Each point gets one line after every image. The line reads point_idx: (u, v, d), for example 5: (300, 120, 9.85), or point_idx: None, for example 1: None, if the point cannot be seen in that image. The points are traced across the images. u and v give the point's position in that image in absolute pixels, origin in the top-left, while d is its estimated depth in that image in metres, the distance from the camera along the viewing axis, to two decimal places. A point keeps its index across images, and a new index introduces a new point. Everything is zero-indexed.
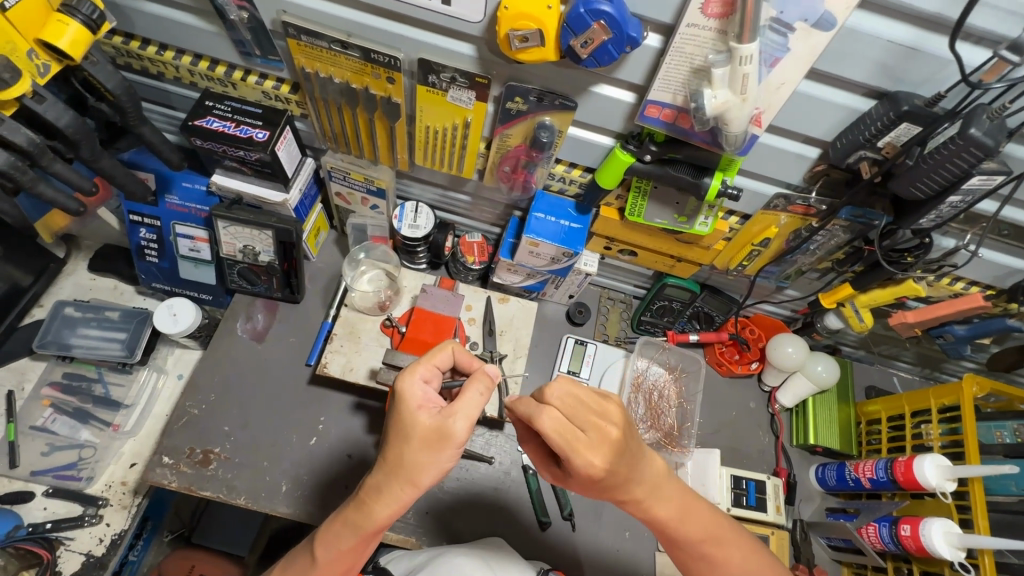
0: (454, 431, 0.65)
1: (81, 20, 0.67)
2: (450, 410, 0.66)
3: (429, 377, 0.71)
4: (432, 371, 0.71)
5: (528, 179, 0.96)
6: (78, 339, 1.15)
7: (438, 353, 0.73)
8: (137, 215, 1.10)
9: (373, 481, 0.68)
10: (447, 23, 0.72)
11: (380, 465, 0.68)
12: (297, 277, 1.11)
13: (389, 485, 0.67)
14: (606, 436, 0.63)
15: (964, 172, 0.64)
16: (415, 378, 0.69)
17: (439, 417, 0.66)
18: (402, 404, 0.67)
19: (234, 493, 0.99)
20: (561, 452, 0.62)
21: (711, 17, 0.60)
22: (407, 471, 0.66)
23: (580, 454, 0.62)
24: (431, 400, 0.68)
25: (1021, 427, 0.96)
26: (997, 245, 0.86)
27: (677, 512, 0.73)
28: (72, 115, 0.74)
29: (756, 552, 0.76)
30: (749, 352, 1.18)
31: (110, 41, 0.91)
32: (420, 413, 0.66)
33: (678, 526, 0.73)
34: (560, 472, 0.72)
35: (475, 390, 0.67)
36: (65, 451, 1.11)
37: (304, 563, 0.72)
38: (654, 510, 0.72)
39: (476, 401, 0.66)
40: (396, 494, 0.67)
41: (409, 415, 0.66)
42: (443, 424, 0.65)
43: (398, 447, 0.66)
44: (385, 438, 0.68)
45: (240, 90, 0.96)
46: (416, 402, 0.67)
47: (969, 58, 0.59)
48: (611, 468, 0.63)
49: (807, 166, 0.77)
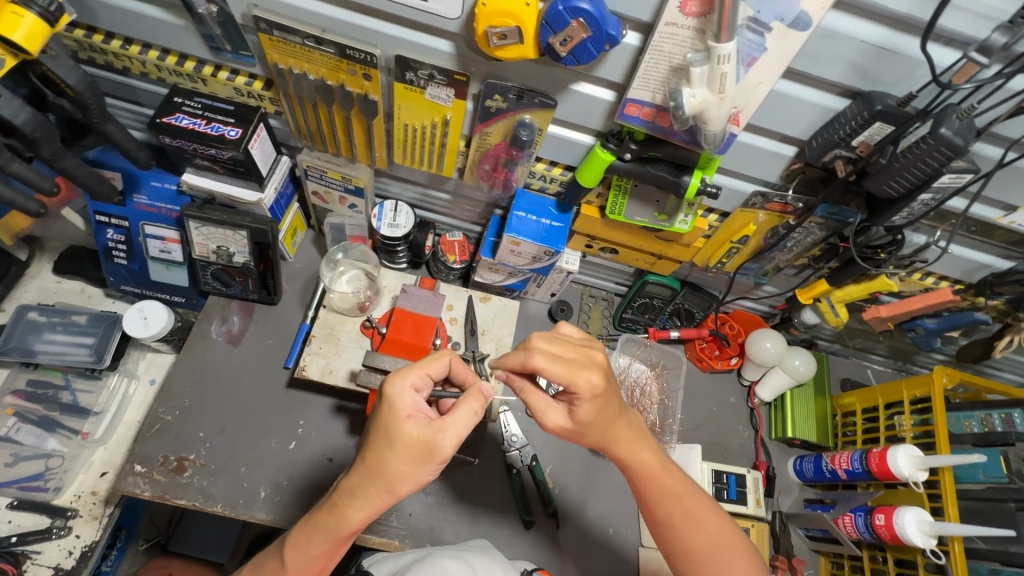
0: (441, 447, 0.64)
1: (37, 12, 0.64)
2: (441, 424, 0.65)
3: (420, 385, 0.69)
4: (423, 379, 0.70)
5: (509, 177, 0.95)
6: (43, 345, 1.11)
7: (434, 361, 0.71)
8: (103, 215, 1.06)
9: (349, 484, 0.67)
10: (424, 19, 0.71)
11: (357, 469, 0.66)
12: (274, 278, 1.09)
13: (364, 490, 0.66)
14: (593, 360, 0.72)
15: (935, 171, 0.65)
16: (407, 386, 0.67)
17: (427, 430, 0.64)
18: (390, 410, 0.65)
19: (211, 501, 0.97)
20: (562, 379, 0.70)
21: (689, 15, 0.60)
22: (385, 478, 0.64)
23: (580, 376, 0.70)
24: (421, 410, 0.67)
25: (989, 416, 0.99)
26: (966, 241, 0.88)
27: (659, 461, 0.78)
28: (30, 112, 0.71)
29: (729, 527, 0.77)
30: (728, 347, 1.20)
31: (71, 34, 0.87)
32: (409, 422, 0.65)
33: (660, 478, 0.77)
34: (549, 416, 0.76)
35: (468, 407, 0.67)
36: (31, 461, 1.07)
37: (274, 566, 0.71)
38: (637, 458, 0.77)
39: (467, 420, 0.67)
40: (371, 498, 0.66)
41: (397, 422, 0.65)
42: (433, 437, 0.64)
43: (382, 453, 0.65)
44: (369, 439, 0.66)
45: (210, 86, 0.93)
46: (405, 411, 0.65)
47: (940, 58, 0.60)
48: (600, 398, 0.71)
49: (783, 164, 0.78)
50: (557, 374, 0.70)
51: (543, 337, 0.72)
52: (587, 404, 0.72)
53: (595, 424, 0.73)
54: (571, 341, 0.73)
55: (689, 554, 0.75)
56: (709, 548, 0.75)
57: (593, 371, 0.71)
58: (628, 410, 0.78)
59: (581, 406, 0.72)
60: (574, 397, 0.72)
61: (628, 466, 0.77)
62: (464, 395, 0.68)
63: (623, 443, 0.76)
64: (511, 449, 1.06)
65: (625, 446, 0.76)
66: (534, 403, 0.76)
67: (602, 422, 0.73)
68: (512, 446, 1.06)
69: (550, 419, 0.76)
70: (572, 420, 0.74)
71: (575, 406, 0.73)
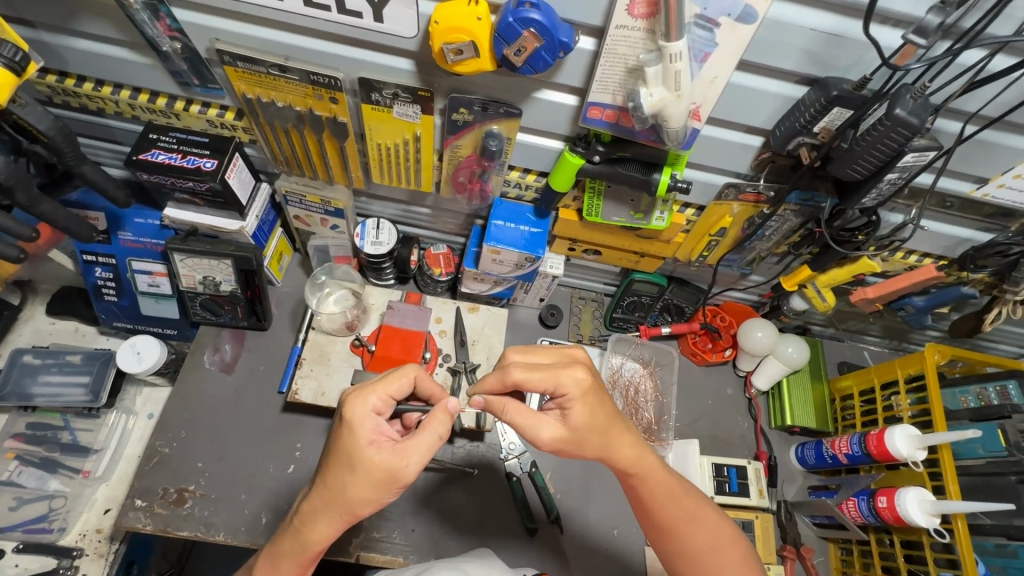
0: (406, 471, 0.64)
1: (3, 63, 0.66)
2: (404, 451, 0.64)
3: (382, 408, 0.68)
4: (385, 401, 0.68)
5: (484, 187, 0.96)
6: (39, 387, 1.12)
7: (396, 379, 0.69)
8: (90, 255, 1.07)
9: (309, 505, 0.67)
10: (382, 39, 0.72)
11: (318, 492, 0.66)
12: (262, 304, 1.10)
13: (325, 511, 0.65)
14: (573, 356, 0.77)
15: (897, 151, 0.66)
16: (368, 410, 0.66)
17: (390, 458, 0.64)
18: (353, 436, 0.64)
19: (213, 530, 0.97)
20: (546, 381, 0.71)
21: (639, 17, 0.61)
22: (348, 503, 0.64)
23: (567, 373, 0.71)
24: (383, 434, 0.66)
25: (984, 390, 0.98)
26: (942, 217, 0.88)
27: (659, 462, 0.78)
28: (4, 161, 0.72)
29: (727, 532, 0.77)
30: (721, 339, 1.20)
31: (43, 80, 0.89)
32: (372, 449, 0.64)
33: (660, 478, 0.76)
34: (541, 430, 0.71)
35: (432, 433, 0.66)
36: (35, 503, 1.07)
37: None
38: (640, 461, 0.76)
39: (432, 444, 0.66)
40: (332, 520, 0.66)
41: (359, 448, 0.64)
42: (397, 464, 0.64)
43: (343, 477, 0.64)
44: (330, 462, 0.66)
45: (184, 120, 0.95)
46: (366, 437, 0.64)
47: (887, 41, 0.61)
48: (591, 395, 0.72)
49: (752, 154, 0.79)
50: (537, 385, 0.71)
51: (517, 351, 0.75)
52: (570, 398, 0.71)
53: (588, 427, 0.72)
54: (547, 350, 0.77)
55: (689, 554, 0.76)
56: (708, 546, 0.75)
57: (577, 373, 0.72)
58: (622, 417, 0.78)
59: (572, 406, 0.71)
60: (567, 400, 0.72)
61: (633, 473, 0.76)
62: (428, 415, 0.68)
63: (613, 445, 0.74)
64: (510, 457, 1.06)
65: (626, 452, 0.75)
66: (519, 421, 0.71)
67: (591, 425, 0.72)
68: (511, 454, 1.06)
69: (543, 432, 0.71)
70: (566, 427, 0.71)
71: (567, 410, 0.72)
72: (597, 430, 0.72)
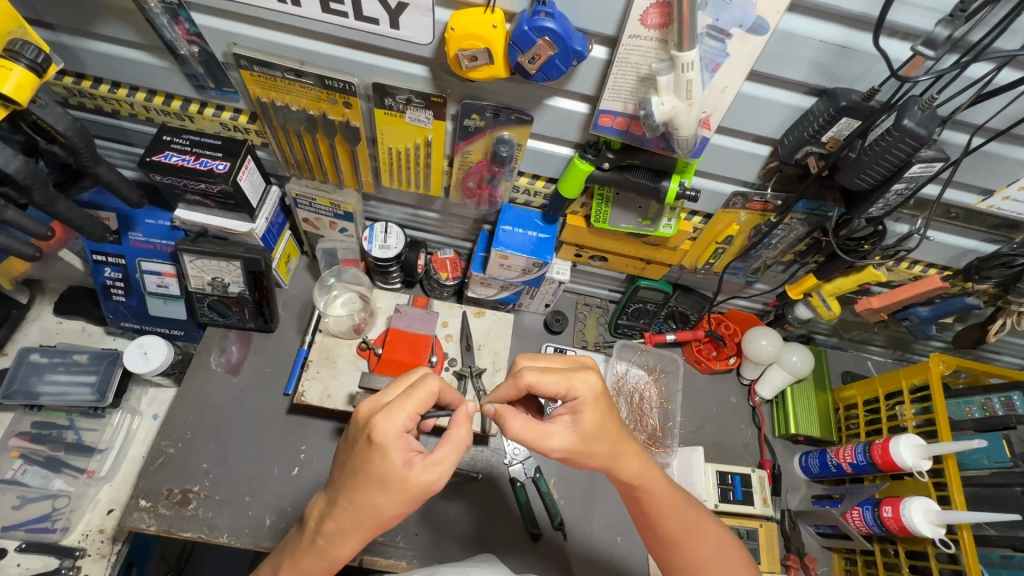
0: (436, 486, 0.64)
1: (25, 64, 0.67)
2: (438, 467, 0.64)
3: (408, 426, 0.65)
4: (411, 419, 0.66)
5: (493, 193, 0.97)
6: (45, 386, 1.13)
7: (419, 393, 0.65)
8: (100, 255, 1.08)
9: (338, 521, 0.66)
10: (398, 46, 0.73)
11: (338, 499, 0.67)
12: (269, 305, 1.10)
13: (335, 511, 0.66)
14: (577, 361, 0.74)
15: (905, 161, 0.67)
16: (396, 432, 0.63)
17: (426, 474, 0.63)
18: (387, 460, 0.62)
19: (216, 532, 0.97)
20: (559, 385, 0.70)
21: (652, 27, 0.62)
22: (378, 518, 0.65)
23: (577, 377, 0.70)
24: (414, 450, 0.65)
25: (988, 401, 0.98)
26: (947, 228, 0.89)
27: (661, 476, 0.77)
28: (22, 160, 0.73)
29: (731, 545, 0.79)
30: (725, 347, 1.20)
31: (60, 82, 0.90)
32: (406, 468, 0.63)
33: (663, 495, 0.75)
34: (551, 441, 0.69)
35: (456, 444, 0.66)
36: (38, 503, 1.07)
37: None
38: (645, 475, 0.74)
39: (458, 454, 0.67)
40: (359, 532, 0.66)
41: (392, 468, 0.63)
42: (431, 479, 0.64)
43: (378, 496, 0.63)
44: (360, 484, 0.64)
45: (198, 123, 0.96)
46: (399, 458, 0.63)
47: (896, 53, 0.62)
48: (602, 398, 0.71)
49: (760, 163, 0.80)
50: (550, 388, 0.70)
51: (532, 369, 0.71)
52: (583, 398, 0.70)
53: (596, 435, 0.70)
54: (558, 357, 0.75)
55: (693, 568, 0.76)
56: (710, 558, 0.76)
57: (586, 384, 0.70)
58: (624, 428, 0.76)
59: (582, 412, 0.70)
60: (577, 407, 0.70)
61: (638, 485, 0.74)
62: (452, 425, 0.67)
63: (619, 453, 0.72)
64: (514, 463, 1.06)
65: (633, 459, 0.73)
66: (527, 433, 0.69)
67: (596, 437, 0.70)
68: (516, 460, 1.06)
69: (553, 444, 0.69)
70: (577, 434, 0.69)
71: (578, 415, 0.70)
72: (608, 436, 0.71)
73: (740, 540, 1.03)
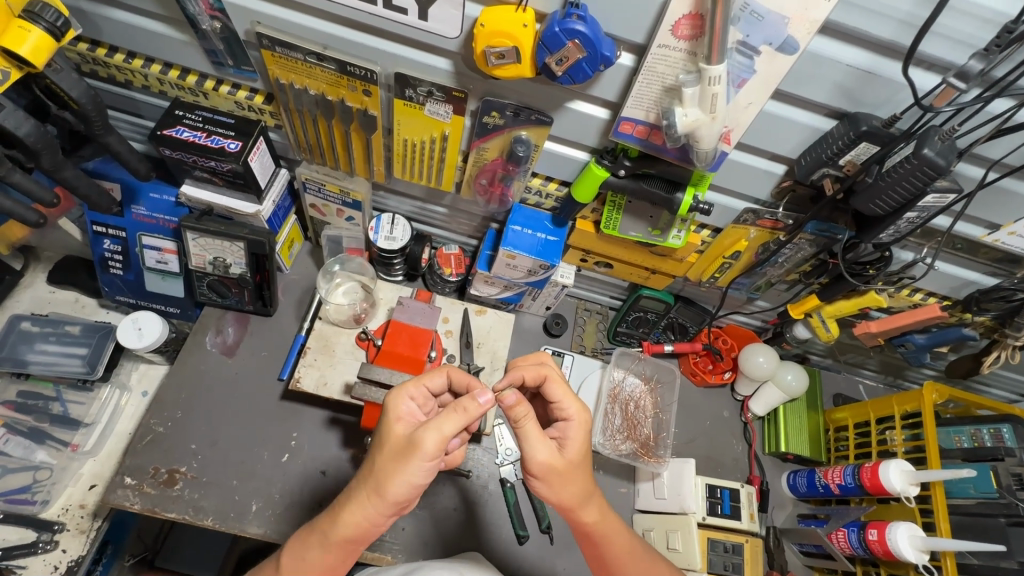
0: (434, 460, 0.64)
1: (44, 27, 0.65)
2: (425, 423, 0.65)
3: (417, 395, 0.71)
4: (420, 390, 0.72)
5: (505, 192, 0.96)
6: (35, 355, 1.11)
7: (430, 374, 0.74)
8: (100, 226, 1.06)
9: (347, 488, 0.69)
10: (424, 37, 0.73)
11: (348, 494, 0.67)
12: (269, 289, 1.09)
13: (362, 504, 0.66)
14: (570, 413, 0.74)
15: (919, 190, 0.68)
16: (404, 395, 0.69)
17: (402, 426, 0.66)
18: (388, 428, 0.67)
19: (201, 514, 0.96)
20: (555, 398, 0.75)
21: (682, 38, 0.63)
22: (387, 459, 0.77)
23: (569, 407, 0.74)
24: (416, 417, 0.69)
25: (978, 432, 0.98)
26: (952, 258, 0.90)
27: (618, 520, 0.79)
28: (33, 123, 0.72)
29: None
30: (722, 362, 1.21)
31: (75, 48, 0.89)
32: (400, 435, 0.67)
33: (615, 535, 0.78)
34: (539, 451, 0.69)
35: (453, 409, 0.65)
36: (18, 474, 1.05)
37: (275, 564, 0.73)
38: (604, 522, 0.76)
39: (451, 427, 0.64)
40: (362, 504, 0.66)
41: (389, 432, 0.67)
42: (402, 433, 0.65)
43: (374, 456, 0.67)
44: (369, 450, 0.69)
45: (211, 100, 0.95)
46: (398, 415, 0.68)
47: (921, 83, 0.63)
48: (588, 433, 0.74)
49: (774, 182, 0.80)
50: (555, 397, 0.75)
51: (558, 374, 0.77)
52: (564, 390, 0.75)
53: (575, 465, 0.71)
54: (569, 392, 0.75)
55: None
56: None
57: (575, 403, 0.75)
58: (592, 497, 0.75)
59: (571, 434, 0.73)
60: (565, 429, 0.73)
61: (595, 530, 0.76)
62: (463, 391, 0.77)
63: (585, 503, 0.74)
64: (505, 463, 1.05)
65: (584, 511, 0.74)
66: (527, 433, 0.69)
67: (567, 474, 0.71)
68: (506, 460, 1.05)
69: (537, 455, 0.69)
70: (561, 459, 0.71)
71: (564, 440, 0.73)
72: (577, 472, 0.72)
73: (725, 554, 1.03)
